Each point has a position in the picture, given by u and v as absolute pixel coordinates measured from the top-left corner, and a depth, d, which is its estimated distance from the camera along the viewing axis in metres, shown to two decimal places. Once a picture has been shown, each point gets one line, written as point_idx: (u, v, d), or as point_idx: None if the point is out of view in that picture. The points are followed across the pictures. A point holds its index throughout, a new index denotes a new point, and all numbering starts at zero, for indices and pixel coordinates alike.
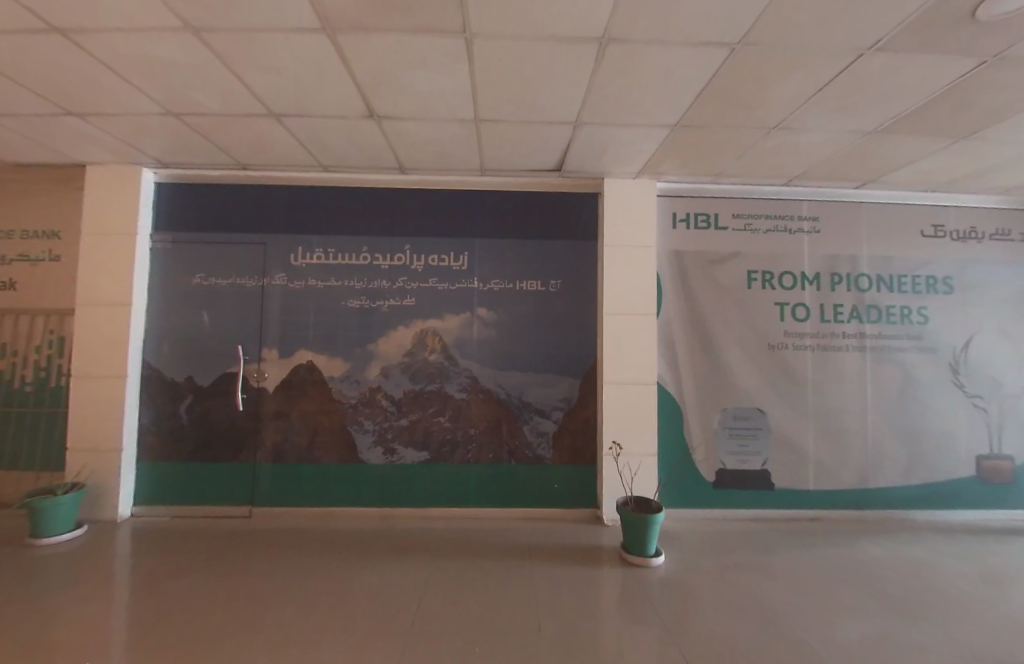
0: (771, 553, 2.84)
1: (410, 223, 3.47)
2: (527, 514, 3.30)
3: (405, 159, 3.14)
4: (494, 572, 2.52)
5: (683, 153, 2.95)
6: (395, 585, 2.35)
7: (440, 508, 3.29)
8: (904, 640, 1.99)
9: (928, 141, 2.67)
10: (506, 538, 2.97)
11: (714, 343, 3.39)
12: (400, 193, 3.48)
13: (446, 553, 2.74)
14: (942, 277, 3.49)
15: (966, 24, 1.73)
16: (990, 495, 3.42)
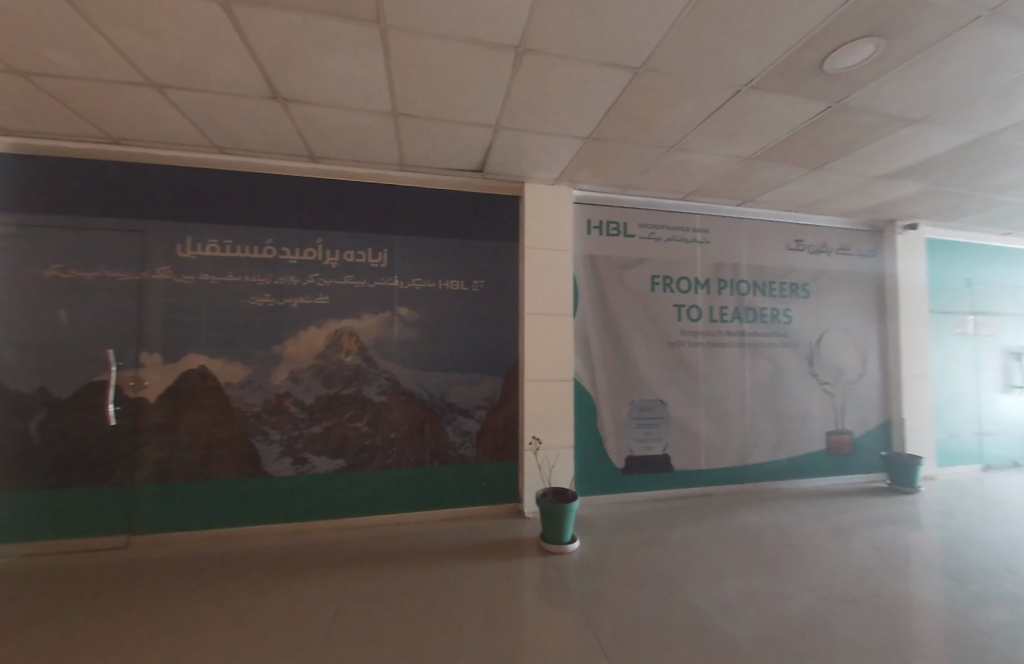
0: (669, 528, 3.17)
1: (323, 216, 3.26)
2: (450, 515, 3.29)
3: (316, 148, 2.94)
4: (415, 576, 2.49)
5: (596, 164, 3.15)
6: (305, 603, 2.22)
7: (358, 517, 3.15)
8: (769, 592, 2.36)
9: (791, 169, 3.16)
10: (427, 540, 2.95)
11: (624, 341, 3.68)
12: (310, 183, 3.25)
13: (363, 562, 2.65)
14: (802, 283, 4.15)
15: (813, 73, 2.09)
16: (834, 463, 4.16)
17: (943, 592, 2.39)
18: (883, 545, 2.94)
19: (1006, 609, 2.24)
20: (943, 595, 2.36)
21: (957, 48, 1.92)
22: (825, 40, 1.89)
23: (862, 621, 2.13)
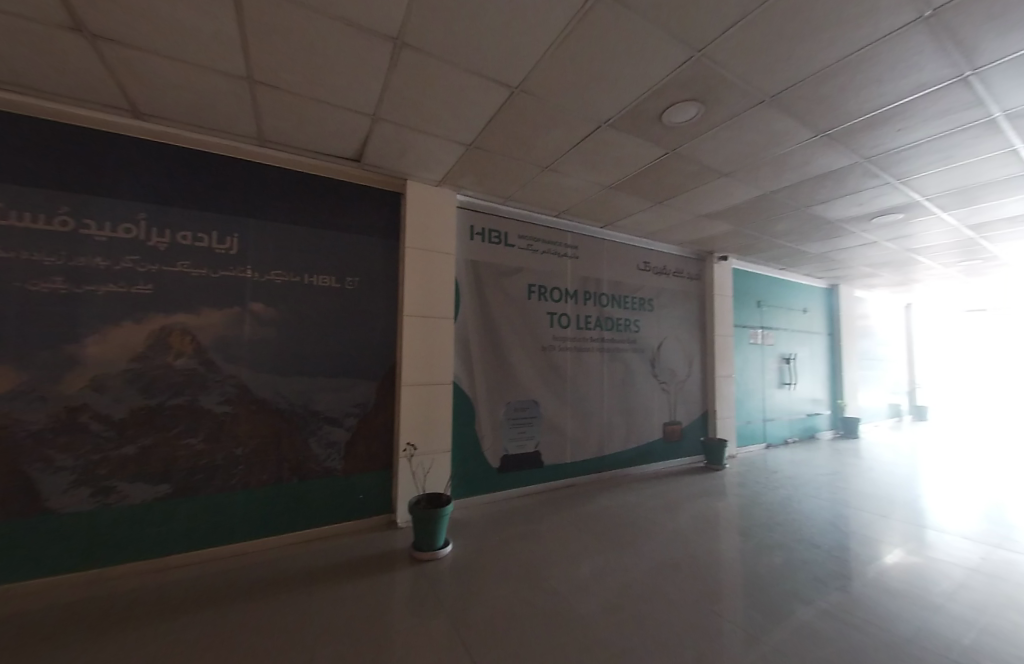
0: (537, 521, 3.39)
1: (150, 187, 2.67)
2: (310, 535, 2.98)
3: (141, 103, 2.40)
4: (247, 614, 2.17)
5: (477, 172, 3.21)
6: None
7: (189, 551, 2.64)
8: (615, 567, 2.69)
9: (641, 201, 3.69)
10: (281, 567, 2.62)
11: (501, 346, 3.81)
12: (131, 144, 2.63)
13: (193, 605, 2.24)
14: (649, 298, 4.87)
15: (655, 122, 2.48)
16: (669, 449, 4.97)
17: (735, 546, 3.04)
18: (699, 513, 3.61)
19: (772, 554, 2.95)
20: (734, 549, 3.00)
21: (749, 123, 2.48)
22: (663, 96, 2.26)
23: (681, 580, 2.57)
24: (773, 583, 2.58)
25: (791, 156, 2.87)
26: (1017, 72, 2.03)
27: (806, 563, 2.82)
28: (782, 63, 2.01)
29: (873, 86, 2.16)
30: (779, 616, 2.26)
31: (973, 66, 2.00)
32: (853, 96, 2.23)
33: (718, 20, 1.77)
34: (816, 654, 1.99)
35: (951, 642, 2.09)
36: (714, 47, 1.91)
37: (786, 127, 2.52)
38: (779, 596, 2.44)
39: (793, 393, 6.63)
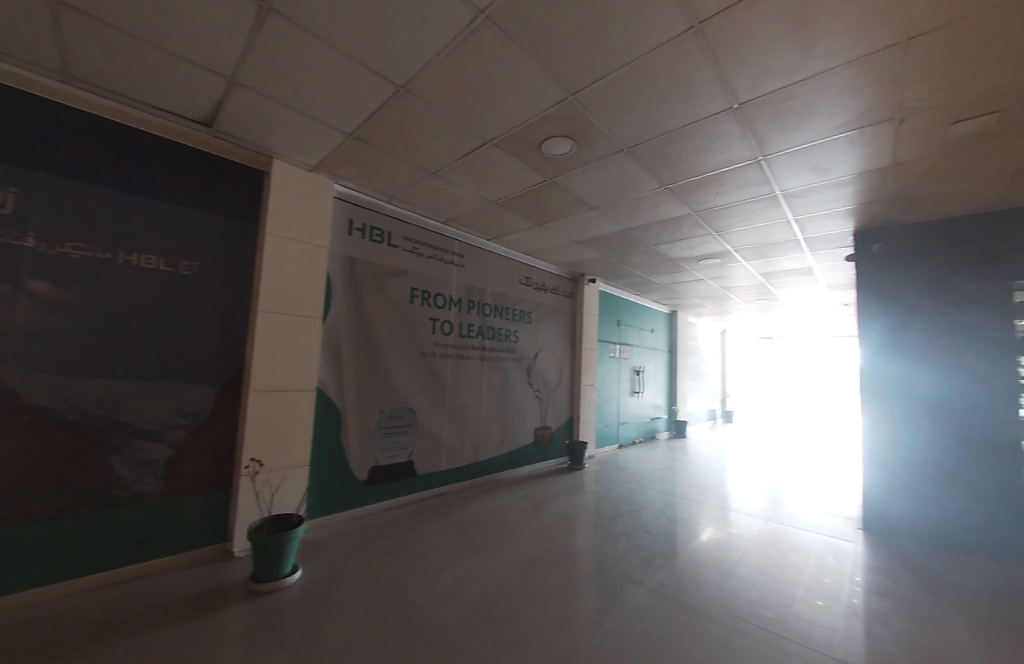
0: (404, 533, 3.26)
1: None
2: (107, 579, 2.38)
3: None
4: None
5: (359, 165, 3.02)
6: None
7: None
8: (478, 573, 2.75)
9: (523, 220, 3.89)
10: (54, 626, 2.03)
11: (377, 351, 3.61)
12: None
13: None
14: (528, 311, 5.15)
15: (536, 149, 2.66)
16: (539, 453, 5.29)
17: (586, 539, 3.36)
18: (559, 512, 3.90)
19: (615, 542, 3.34)
20: (585, 541, 3.31)
21: (613, 166, 2.83)
22: (543, 128, 2.44)
23: (537, 577, 2.74)
24: (613, 569, 2.91)
25: (644, 201, 3.35)
26: (788, 163, 2.71)
27: (640, 548, 3.26)
28: (637, 121, 2.34)
29: (701, 155, 2.66)
30: (615, 598, 2.56)
31: (764, 152, 2.60)
32: (688, 159, 2.71)
33: (589, 72, 1.99)
34: (640, 628, 2.30)
35: (737, 600, 2.62)
36: (585, 93, 2.14)
37: (640, 175, 2.94)
38: (617, 580, 2.77)
39: (642, 400, 7.69)
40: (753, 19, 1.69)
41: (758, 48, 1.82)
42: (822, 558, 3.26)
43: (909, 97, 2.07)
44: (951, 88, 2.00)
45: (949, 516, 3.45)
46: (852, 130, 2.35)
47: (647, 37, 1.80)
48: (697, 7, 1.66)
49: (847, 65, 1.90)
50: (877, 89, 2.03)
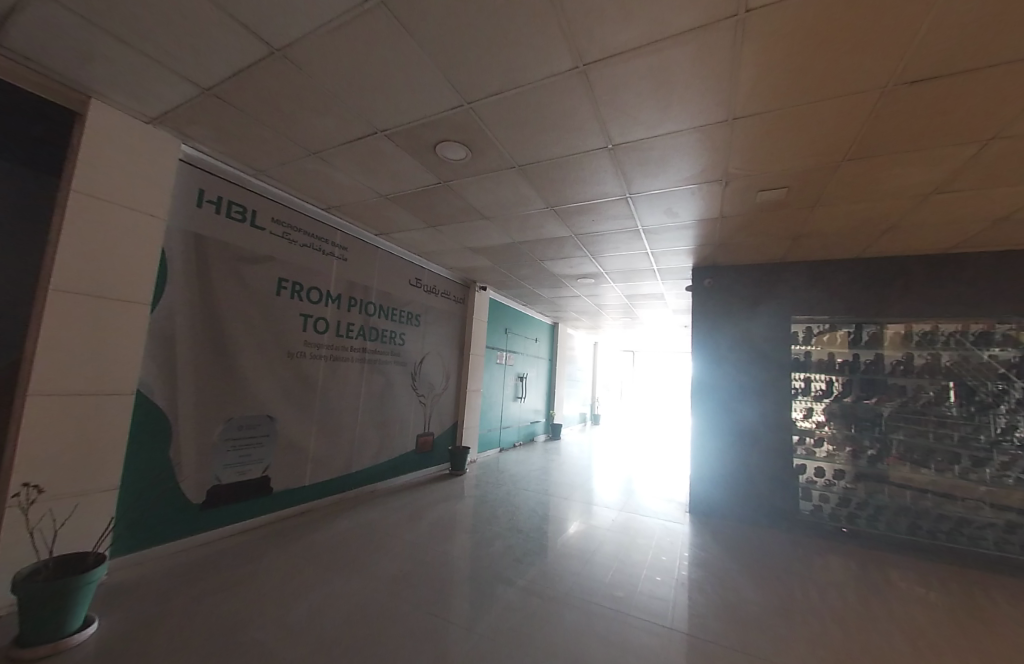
0: (250, 562, 2.83)
1: None
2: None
3: None
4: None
5: (218, 127, 2.57)
6: None
7: None
8: (339, 596, 2.52)
9: (414, 219, 3.76)
10: None
11: (230, 348, 3.09)
12: None
13: None
14: (415, 313, 4.97)
15: (429, 150, 2.59)
16: (419, 461, 5.12)
17: (460, 545, 3.34)
18: (435, 520, 3.82)
19: (488, 546, 3.38)
20: (458, 547, 3.30)
21: (504, 180, 2.91)
22: (437, 130, 2.40)
23: (405, 592, 2.62)
24: (484, 572, 2.94)
25: (532, 218, 3.53)
26: (649, 203, 3.12)
27: (510, 548, 3.37)
28: (528, 142, 2.45)
29: (581, 183, 2.90)
30: (483, 602, 2.59)
31: (632, 190, 2.95)
32: (571, 186, 2.94)
33: (485, 85, 2.02)
34: (504, 628, 2.36)
35: (593, 588, 2.86)
36: (480, 105, 2.16)
37: (529, 193, 3.08)
38: (488, 583, 2.81)
39: (523, 405, 8.04)
40: (627, 72, 1.91)
41: (628, 98, 2.06)
42: (659, 540, 3.79)
43: (735, 165, 2.57)
44: (761, 163, 2.55)
45: (748, 499, 4.32)
46: (696, 184, 2.82)
47: (539, 66, 1.90)
48: (583, 50, 1.81)
49: (694, 130, 2.27)
50: (713, 153, 2.47)
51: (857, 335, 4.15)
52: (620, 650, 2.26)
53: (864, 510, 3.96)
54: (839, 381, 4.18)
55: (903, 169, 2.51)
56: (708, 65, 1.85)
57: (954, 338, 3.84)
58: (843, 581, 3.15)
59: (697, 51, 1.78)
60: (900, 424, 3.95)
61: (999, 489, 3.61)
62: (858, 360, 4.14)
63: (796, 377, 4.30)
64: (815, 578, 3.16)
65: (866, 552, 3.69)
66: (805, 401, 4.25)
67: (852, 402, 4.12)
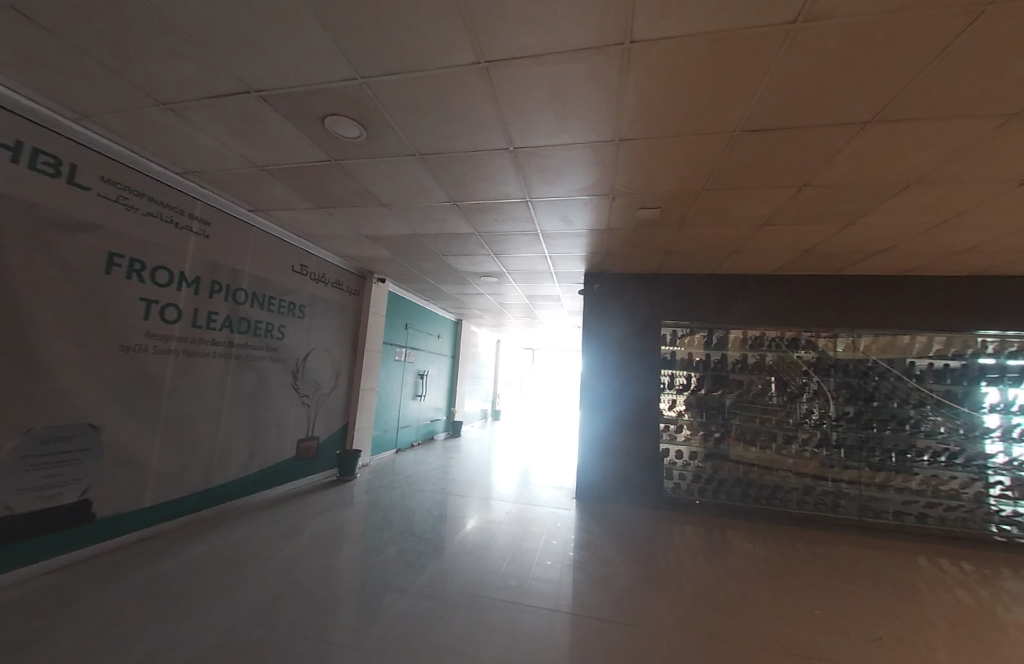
0: (56, 610, 2.23)
1: None
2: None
3: None
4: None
5: (13, 47, 1.96)
6: None
7: None
8: (185, 635, 2.13)
9: (297, 197, 3.35)
10: None
11: (31, 338, 2.40)
12: None
13: None
14: (299, 304, 4.47)
15: (316, 122, 2.33)
16: (300, 468, 4.62)
17: (345, 556, 3.09)
18: (316, 532, 3.48)
19: (378, 554, 3.18)
20: (342, 558, 3.04)
21: (403, 167, 2.75)
22: (324, 102, 2.16)
23: (274, 617, 2.33)
24: (370, 582, 2.76)
25: (435, 211, 3.41)
26: (548, 208, 3.23)
27: (401, 554, 3.22)
28: (428, 131, 2.35)
29: (483, 182, 2.88)
30: (367, 615, 2.42)
31: (532, 195, 3.03)
32: (473, 183, 2.90)
33: (381, 62, 1.88)
34: (389, 639, 2.24)
35: (486, 581, 2.88)
36: (375, 83, 2.00)
37: (430, 184, 2.96)
38: (374, 593, 2.64)
39: (422, 404, 7.79)
40: (528, 77, 1.93)
41: (529, 104, 2.10)
42: (551, 527, 3.96)
43: (621, 182, 2.79)
44: (642, 184, 2.81)
45: (625, 484, 4.79)
46: (588, 196, 3.00)
47: (438, 54, 1.82)
48: (484, 46, 1.78)
49: (587, 145, 2.41)
50: (603, 169, 2.66)
51: (709, 338, 4.86)
52: (507, 642, 2.29)
53: (711, 485, 4.67)
54: (695, 376, 4.85)
55: (747, 202, 2.98)
56: (600, 84, 1.96)
57: (775, 342, 4.73)
58: (695, 546, 3.65)
59: (589, 70, 1.89)
60: (738, 412, 4.74)
61: (801, 461, 4.55)
62: (710, 359, 4.85)
63: (664, 373, 4.90)
64: (674, 546, 3.64)
65: (711, 520, 4.34)
66: (670, 394, 4.86)
67: (704, 394, 4.82)
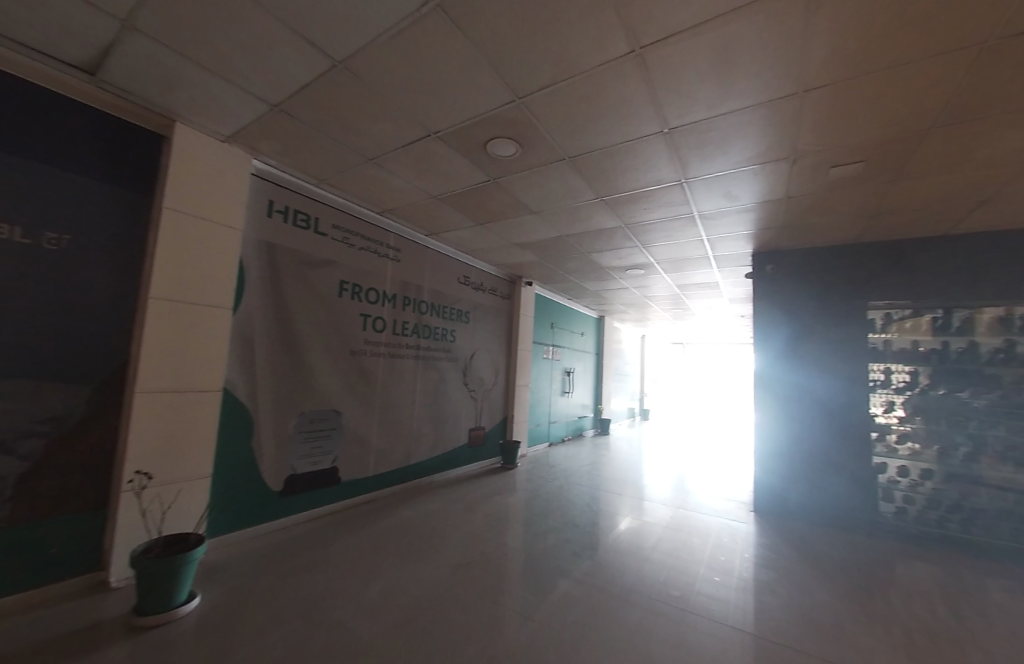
0: (324, 546, 3.03)
1: None
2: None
3: None
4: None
5: (284, 140, 2.73)
6: None
7: None
8: (406, 581, 2.64)
9: (462, 218, 3.81)
10: None
11: (300, 347, 3.30)
12: None
13: None
14: (464, 310, 5.06)
15: (480, 148, 2.62)
16: (472, 454, 5.23)
17: (517, 537, 3.39)
18: (489, 512, 3.90)
19: (545, 539, 3.39)
20: (514, 539, 3.34)
21: (554, 173, 2.88)
22: (488, 128, 2.41)
23: (467, 581, 2.69)
24: (541, 564, 2.97)
25: (582, 210, 3.46)
26: (708, 187, 2.95)
27: (566, 542, 3.36)
28: (579, 133, 2.40)
29: (634, 171, 2.80)
30: (540, 591, 2.62)
31: (688, 176, 2.81)
32: (623, 175, 2.85)
33: (538, 77, 2.00)
34: (566, 618, 2.36)
35: (653, 584, 2.80)
36: (532, 98, 2.14)
37: (579, 185, 3.02)
38: (547, 574, 2.82)
39: (570, 400, 7.96)
40: (688, 51, 1.81)
41: (688, 80, 1.97)
42: (723, 539, 3.61)
43: (803, 141, 2.38)
44: (834, 137, 2.33)
45: (820, 501, 4.02)
46: (758, 165, 2.63)
47: (592, 54, 1.84)
48: (639, 34, 1.74)
49: (760, 106, 2.12)
50: (779, 130, 2.30)
51: (945, 320, 3.70)
52: (684, 649, 2.18)
53: (957, 514, 3.56)
54: (923, 371, 3.75)
55: (1009, 131, 2.19)
56: (778, 34, 1.71)
57: None
58: (935, 591, 2.84)
59: (763, 23, 1.66)
60: (1001, 420, 3.49)
61: None
62: (948, 349, 3.69)
63: (873, 368, 3.93)
64: (900, 584, 2.90)
65: (958, 559, 3.32)
66: (885, 394, 3.86)
67: (941, 395, 3.68)
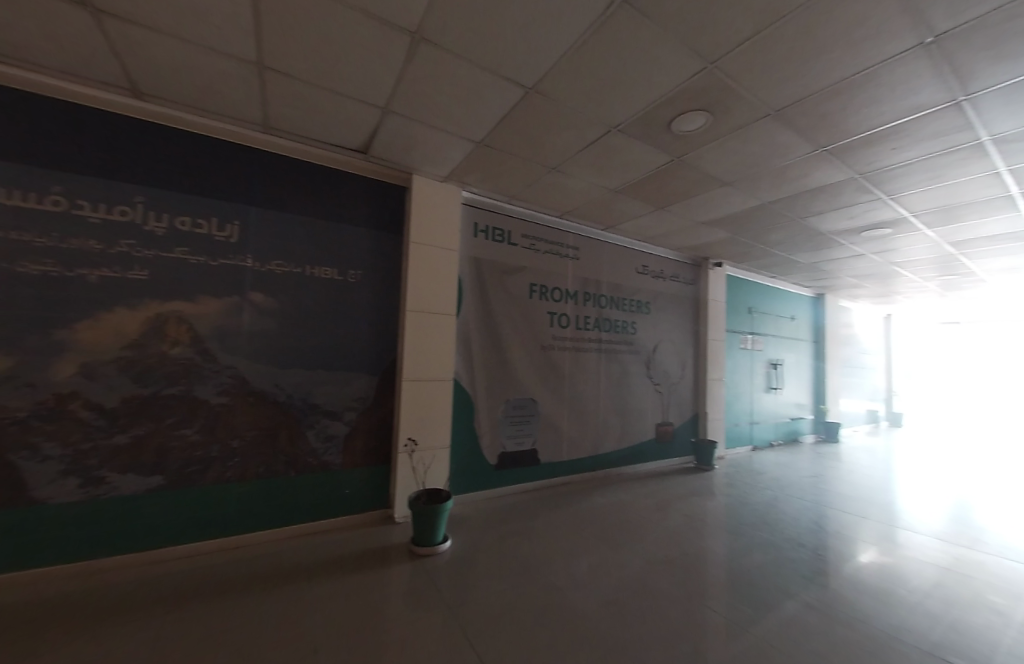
0: (533, 517, 3.43)
1: (188, 176, 2.71)
2: (295, 531, 2.92)
3: (167, 91, 2.45)
4: (188, 628, 2.01)
5: (484, 169, 3.22)
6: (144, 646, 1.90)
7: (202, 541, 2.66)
8: (608, 563, 2.77)
9: (639, 206, 3.73)
10: (291, 559, 2.64)
11: (502, 344, 3.82)
12: (166, 133, 2.67)
13: (212, 592, 2.29)
14: (645, 301, 4.92)
15: (663, 129, 2.53)
16: (661, 450, 5.04)
17: (722, 543, 3.13)
18: (687, 511, 3.70)
19: (759, 551, 3.03)
20: (720, 544, 3.10)
21: (753, 135, 2.54)
22: (673, 106, 2.31)
23: (671, 576, 2.64)
24: (758, 577, 2.67)
25: (789, 169, 2.94)
26: (1005, 98, 2.11)
27: (787, 559, 2.92)
28: (789, 80, 2.07)
29: (872, 106, 2.22)
30: (760, 607, 2.36)
31: (968, 91, 2.07)
32: (855, 114, 2.30)
33: (734, 34, 1.82)
34: (799, 647, 2.06)
35: (927, 635, 2.18)
36: (727, 59, 1.96)
37: (789, 140, 2.58)
38: (765, 589, 2.53)
39: (778, 397, 6.76)
40: None
41: None
42: None
43: None
44: None
45: None
46: None
47: None
48: None
49: None
50: None
51: None
52: None
53: None
54: None
55: None
56: None
57: None
58: None
59: None
60: None
61: None
62: None
63: None
64: None
65: None
66: None
67: None
